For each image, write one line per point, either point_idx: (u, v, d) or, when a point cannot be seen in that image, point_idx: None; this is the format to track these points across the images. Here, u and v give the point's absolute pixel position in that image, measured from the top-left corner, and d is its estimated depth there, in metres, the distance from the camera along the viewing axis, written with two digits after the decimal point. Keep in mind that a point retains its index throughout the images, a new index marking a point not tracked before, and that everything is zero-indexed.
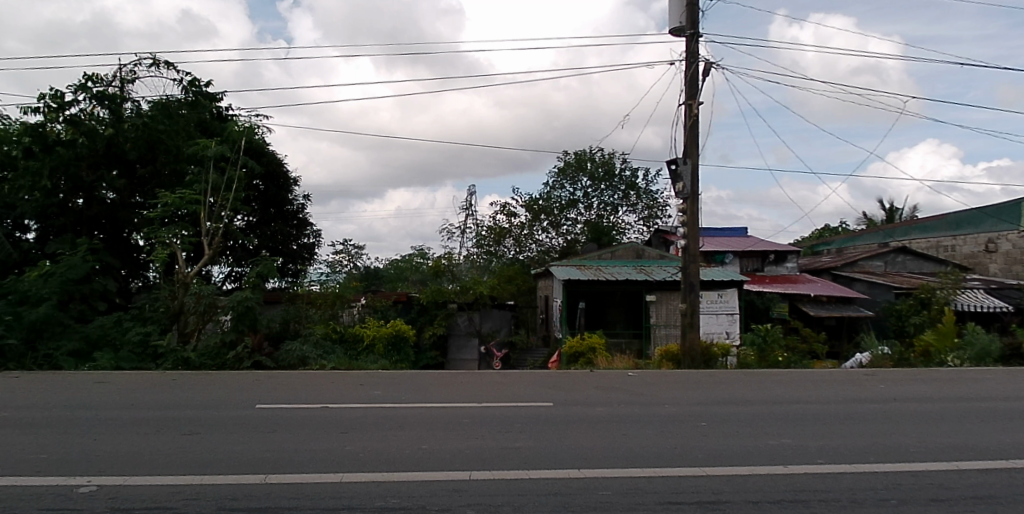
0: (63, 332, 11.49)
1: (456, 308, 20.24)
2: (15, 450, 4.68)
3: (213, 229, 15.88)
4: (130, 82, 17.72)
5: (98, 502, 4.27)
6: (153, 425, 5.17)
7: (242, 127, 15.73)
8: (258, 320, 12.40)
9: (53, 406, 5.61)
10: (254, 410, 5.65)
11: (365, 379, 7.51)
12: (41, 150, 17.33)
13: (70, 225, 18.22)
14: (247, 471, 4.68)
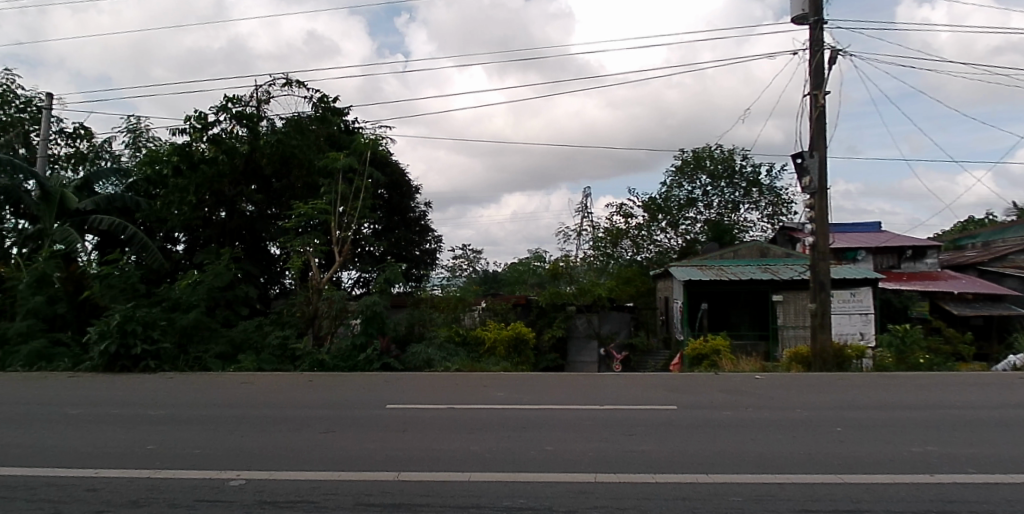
0: (211, 337, 12.45)
1: (575, 310, 19.96)
2: (173, 444, 5.03)
3: (344, 238, 16.35)
4: (266, 102, 18.66)
5: (247, 495, 4.57)
6: (293, 423, 5.49)
7: (369, 139, 15.97)
8: (387, 323, 12.62)
9: (206, 404, 6.07)
10: (388, 409, 5.90)
11: (488, 381, 7.72)
12: (187, 168, 18.04)
13: (216, 236, 18.97)
14: (382, 468, 4.90)
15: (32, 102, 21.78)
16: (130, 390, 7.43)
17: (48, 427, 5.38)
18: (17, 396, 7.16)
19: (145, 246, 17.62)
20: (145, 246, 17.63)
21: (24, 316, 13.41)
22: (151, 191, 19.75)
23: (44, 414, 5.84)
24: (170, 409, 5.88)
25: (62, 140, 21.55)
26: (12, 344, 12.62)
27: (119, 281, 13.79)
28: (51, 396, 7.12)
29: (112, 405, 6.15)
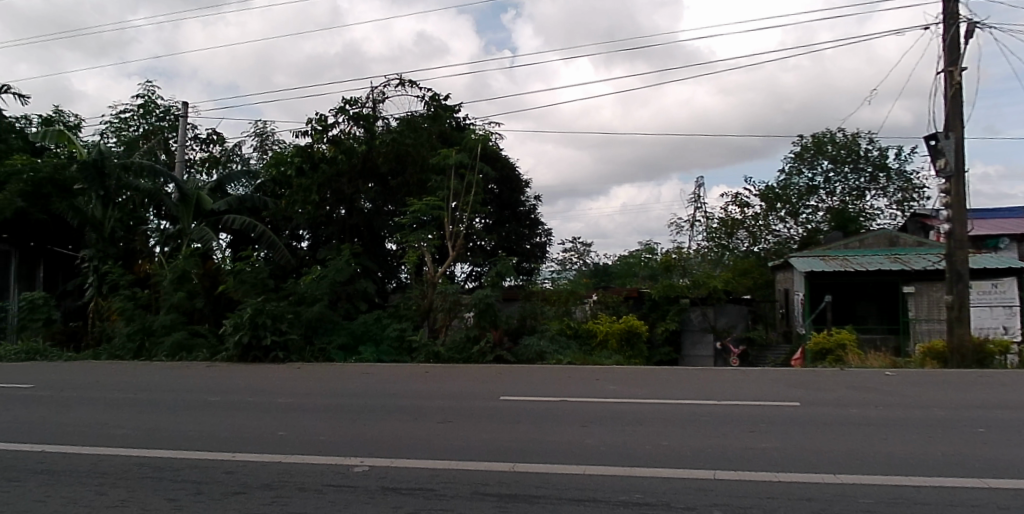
0: (335, 329, 13.59)
1: (689, 303, 18.96)
2: (301, 431, 5.31)
3: (455, 231, 17.21)
4: (381, 101, 19.30)
5: (372, 482, 4.76)
6: (411, 413, 5.69)
7: (479, 136, 16.54)
8: (499, 316, 13.25)
9: (332, 394, 6.40)
10: (504, 400, 6.04)
11: (599, 374, 7.74)
12: (309, 167, 19.52)
13: (337, 233, 19.45)
14: (498, 459, 4.98)
15: (169, 111, 23.49)
16: (269, 380, 7.94)
17: (193, 413, 5.78)
18: (164, 383, 7.84)
19: (273, 244, 18.63)
20: (274, 243, 18.68)
21: (167, 310, 14.87)
22: (278, 192, 20.89)
23: (187, 400, 6.33)
24: (299, 398, 6.22)
25: (196, 145, 23.10)
26: (158, 335, 14.24)
27: (250, 277, 14.40)
28: (198, 383, 7.70)
29: (251, 395, 6.57)
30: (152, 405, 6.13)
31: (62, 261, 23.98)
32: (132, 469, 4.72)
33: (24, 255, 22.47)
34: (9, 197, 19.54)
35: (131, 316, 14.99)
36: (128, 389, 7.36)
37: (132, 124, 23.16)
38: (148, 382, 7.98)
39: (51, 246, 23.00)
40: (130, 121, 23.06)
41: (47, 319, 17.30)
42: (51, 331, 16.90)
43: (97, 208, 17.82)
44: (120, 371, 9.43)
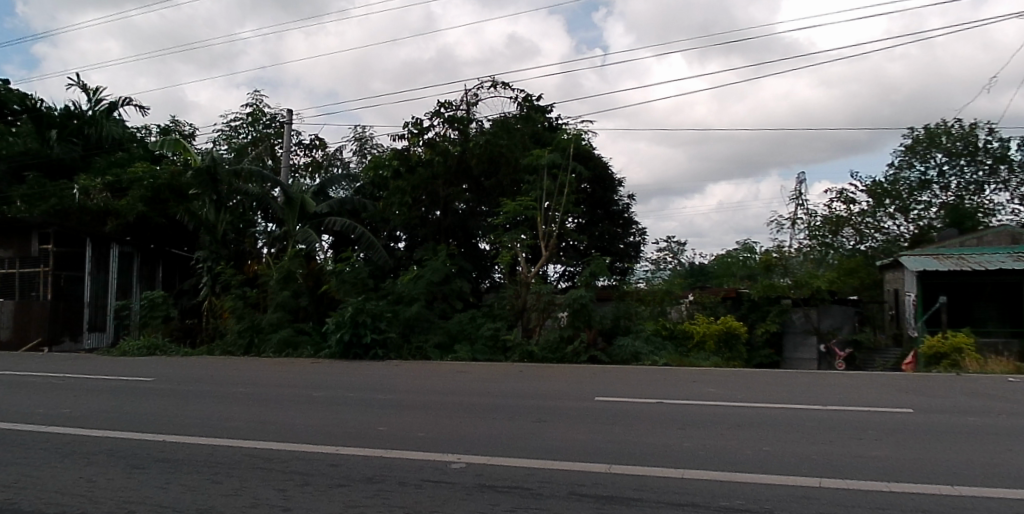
0: (430, 327, 14.19)
1: (791, 303, 17.64)
2: (401, 427, 5.45)
3: (549, 232, 17.14)
4: (474, 103, 19.63)
5: (469, 478, 4.83)
6: (507, 411, 5.78)
7: (571, 135, 16.84)
8: (593, 316, 13.45)
9: (433, 391, 6.62)
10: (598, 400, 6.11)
11: (695, 377, 7.74)
12: (405, 170, 19.63)
13: (432, 234, 19.93)
14: (594, 460, 4.97)
15: (275, 118, 24.44)
16: (375, 377, 8.26)
17: (300, 407, 6.06)
18: (273, 379, 8.31)
19: (371, 244, 19.22)
20: (372, 244, 19.27)
21: (275, 308, 15.82)
22: (377, 195, 21.33)
23: (294, 395, 6.70)
24: (400, 394, 6.44)
25: (301, 151, 24.11)
26: (266, 332, 15.30)
27: (351, 278, 15.61)
28: (306, 380, 8.07)
29: (356, 391, 6.84)
30: (270, 398, 6.51)
31: (177, 262, 24.21)
32: (243, 459, 4.96)
33: (145, 256, 22.74)
34: (134, 203, 21.00)
35: (241, 314, 15.92)
36: (243, 383, 7.82)
37: (241, 131, 24.47)
38: (261, 377, 8.44)
39: (169, 247, 23.36)
40: (240, 128, 24.35)
41: (166, 316, 17.91)
42: (169, 327, 17.99)
43: (209, 212, 18.19)
44: (235, 367, 10.04)
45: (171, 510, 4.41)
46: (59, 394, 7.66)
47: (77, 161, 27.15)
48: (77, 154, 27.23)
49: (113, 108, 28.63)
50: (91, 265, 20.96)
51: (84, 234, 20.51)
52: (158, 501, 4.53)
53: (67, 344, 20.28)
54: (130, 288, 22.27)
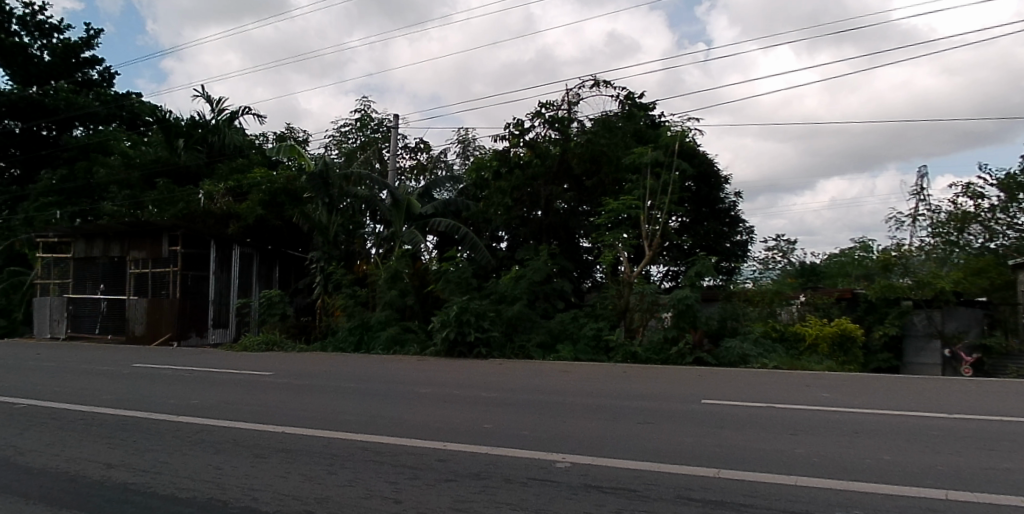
0: (533, 327, 14.86)
1: (912, 305, 16.47)
2: (507, 424, 5.56)
3: (652, 231, 16.96)
4: (576, 103, 19.69)
5: (574, 478, 4.84)
6: (612, 412, 5.84)
7: (675, 132, 16.62)
8: (698, 318, 13.56)
9: (544, 391, 6.89)
10: (704, 404, 6.13)
11: (805, 383, 7.72)
12: (505, 170, 20.04)
13: (534, 233, 20.10)
14: (701, 465, 4.92)
15: (382, 123, 25.21)
16: (487, 377, 8.49)
17: (411, 403, 6.29)
18: (389, 375, 8.72)
19: (474, 245, 19.32)
20: (475, 244, 19.47)
21: (383, 307, 17.12)
22: (478, 195, 21.50)
23: (402, 391, 7.02)
24: (509, 394, 6.63)
25: (406, 154, 24.97)
26: (374, 330, 16.60)
27: (454, 278, 16.40)
28: (415, 378, 8.35)
29: (466, 389, 7.08)
30: (389, 394, 6.83)
31: (293, 262, 24.83)
32: (357, 452, 5.15)
33: (263, 257, 23.76)
34: (253, 207, 22.61)
35: (351, 312, 17.77)
36: (355, 380, 8.20)
37: (351, 137, 25.47)
38: (373, 374, 8.81)
39: (284, 248, 24.18)
40: (349, 133, 25.35)
41: (282, 315, 18.89)
42: (287, 325, 18.91)
43: (323, 214, 19.73)
44: (354, 364, 10.56)
45: (291, 498, 4.64)
46: (195, 386, 8.32)
47: (201, 168, 28.82)
48: (203, 160, 29.04)
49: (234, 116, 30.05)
50: (214, 266, 22.03)
51: (208, 236, 21.69)
52: (279, 489, 4.77)
53: (194, 339, 21.60)
54: (250, 288, 23.31)
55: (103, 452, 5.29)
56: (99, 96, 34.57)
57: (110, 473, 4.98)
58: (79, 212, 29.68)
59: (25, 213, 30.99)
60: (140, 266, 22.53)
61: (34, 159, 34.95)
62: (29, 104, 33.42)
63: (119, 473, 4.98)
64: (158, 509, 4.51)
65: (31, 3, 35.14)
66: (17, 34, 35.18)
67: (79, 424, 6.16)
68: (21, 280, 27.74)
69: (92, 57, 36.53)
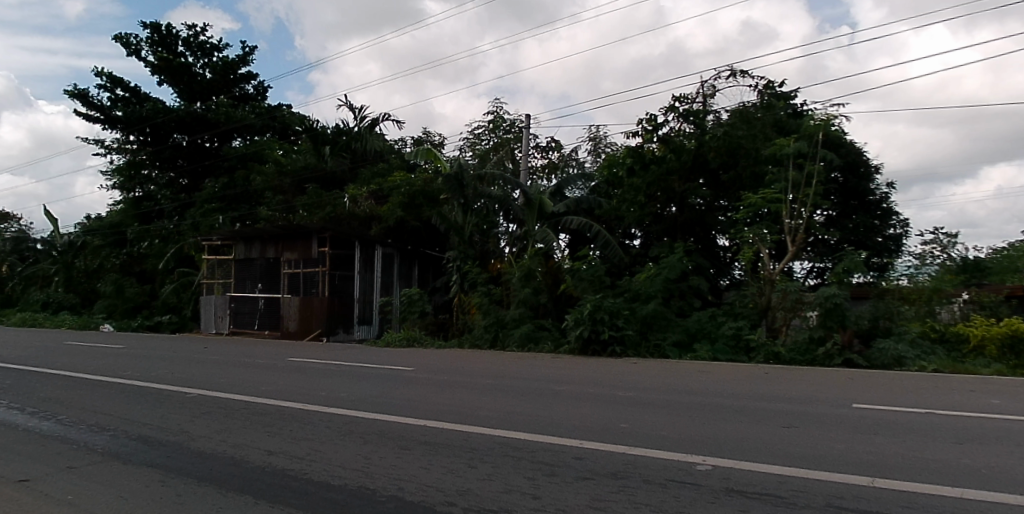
0: (668, 326, 15.32)
1: None
2: (645, 424, 5.65)
3: (796, 226, 16.40)
4: (712, 95, 19.36)
5: (716, 482, 4.69)
6: (754, 417, 5.78)
7: (819, 121, 15.96)
8: (848, 317, 13.46)
9: (693, 393, 7.11)
10: (854, 409, 5.96)
11: (973, 388, 7.28)
12: (639, 167, 19.57)
13: (667, 230, 19.77)
14: (853, 473, 4.66)
15: (514, 123, 25.49)
16: (635, 380, 8.62)
17: (553, 403, 6.54)
18: (547, 375, 9.30)
19: (607, 243, 19.57)
20: (608, 243, 19.71)
21: (518, 305, 17.94)
22: (611, 192, 21.44)
23: (543, 389, 7.52)
24: (653, 396, 6.91)
25: (537, 153, 25.35)
26: (509, 327, 17.42)
27: (588, 275, 17.35)
28: (554, 381, 8.56)
29: (612, 389, 7.40)
30: (540, 396, 7.20)
31: (432, 261, 26.55)
32: (495, 447, 5.28)
33: (403, 257, 25.10)
34: (394, 209, 23.59)
35: (487, 310, 18.31)
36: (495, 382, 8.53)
37: (484, 138, 25.88)
38: (512, 377, 9.14)
39: (423, 248, 25.65)
40: (482, 135, 25.84)
41: (422, 312, 20.37)
42: (425, 322, 20.38)
43: (459, 215, 20.84)
44: (511, 365, 10.91)
45: (434, 489, 4.75)
46: (358, 380, 9.06)
47: (346, 172, 30.48)
48: (347, 165, 30.51)
49: (374, 123, 31.73)
50: (360, 265, 23.74)
51: (354, 237, 23.28)
52: (423, 480, 4.92)
53: (341, 334, 23.11)
54: (392, 286, 24.79)
55: (265, 441, 5.75)
56: (254, 108, 37.42)
57: (271, 459, 5.40)
58: (239, 217, 32.79)
59: (193, 219, 34.19)
60: (292, 267, 24.11)
61: (199, 169, 38.26)
62: (194, 119, 36.48)
63: (277, 460, 5.37)
64: (312, 495, 4.78)
65: (193, 26, 38.40)
66: (183, 54, 38.61)
67: (250, 416, 6.85)
68: (189, 280, 30.39)
69: (247, 72, 39.43)
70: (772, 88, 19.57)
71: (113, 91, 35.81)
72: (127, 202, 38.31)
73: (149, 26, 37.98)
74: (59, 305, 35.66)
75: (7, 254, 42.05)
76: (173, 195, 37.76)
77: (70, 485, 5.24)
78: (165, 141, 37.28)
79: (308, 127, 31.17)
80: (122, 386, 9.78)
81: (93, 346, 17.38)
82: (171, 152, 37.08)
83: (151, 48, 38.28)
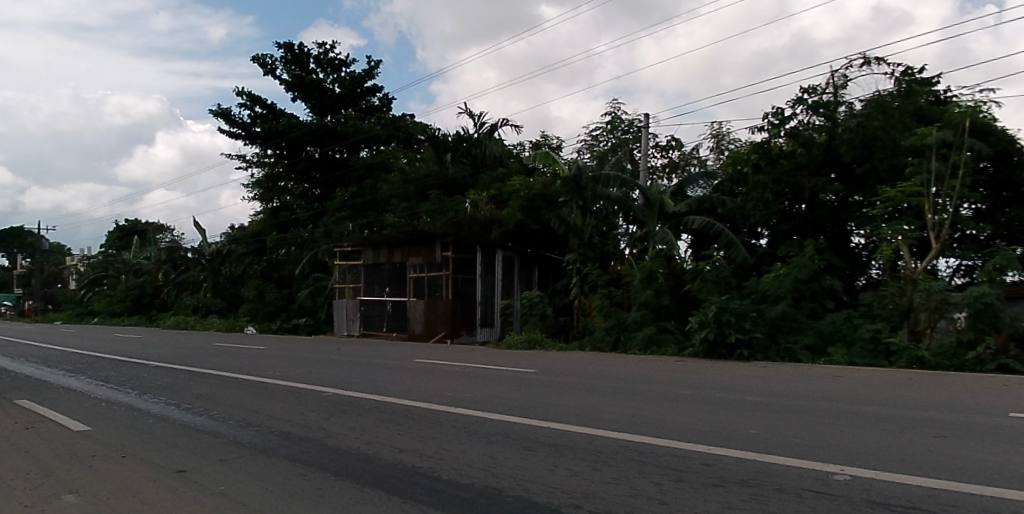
0: (799, 330, 14.84)
1: None
2: (777, 434, 5.52)
3: (940, 221, 15.29)
4: (843, 86, 18.73)
5: (856, 493, 4.42)
6: (897, 426, 5.49)
7: (965, 108, 15.03)
8: (1003, 319, 12.32)
9: (837, 400, 6.86)
10: (1009, 418, 5.53)
11: None
12: (766, 164, 19.34)
13: (798, 228, 19.06)
14: (1012, 488, 4.26)
15: (633, 123, 25.36)
16: (775, 385, 8.42)
17: (683, 413, 6.53)
18: (693, 381, 9.34)
19: (731, 243, 19.28)
20: (732, 243, 19.36)
21: (639, 307, 17.89)
22: (736, 191, 21.22)
23: (683, 399, 7.56)
24: (791, 404, 6.75)
25: (658, 153, 25.15)
26: (631, 330, 17.38)
27: (713, 276, 17.17)
28: (683, 388, 8.51)
29: (752, 399, 7.29)
30: (671, 404, 7.20)
31: (551, 264, 26.71)
32: (621, 453, 5.29)
33: (524, 260, 25.57)
34: (514, 213, 23.99)
35: (608, 313, 18.45)
36: (621, 389, 8.60)
37: (603, 140, 25.79)
38: (636, 382, 9.20)
39: (543, 251, 25.89)
40: (601, 136, 25.72)
41: (542, 314, 20.77)
42: (546, 324, 20.83)
43: (578, 217, 20.94)
44: (649, 369, 11.09)
45: (560, 491, 4.77)
46: (495, 383, 9.43)
47: (467, 178, 31.51)
48: (468, 171, 31.66)
49: (493, 128, 32.46)
50: (482, 269, 24.46)
51: (476, 242, 24.03)
52: (547, 481, 4.97)
53: (465, 336, 23.97)
54: (513, 289, 25.28)
55: (397, 440, 6.07)
56: (380, 119, 39.22)
57: (402, 456, 5.65)
58: (367, 223, 34.63)
59: (326, 227, 36.62)
60: (417, 271, 25.29)
61: (331, 179, 40.67)
62: (325, 131, 38.78)
63: (407, 458, 5.61)
64: (441, 491, 4.93)
65: (323, 44, 40.89)
66: (314, 71, 41.18)
67: (385, 416, 7.26)
68: (322, 284, 32.44)
69: (372, 84, 41.48)
70: (912, 75, 18.29)
71: (252, 108, 38.63)
72: (266, 212, 41.28)
73: (283, 45, 40.80)
74: (208, 308, 39.26)
75: (162, 263, 46.24)
76: (307, 204, 40.50)
77: (220, 475, 5.69)
78: (300, 154, 39.74)
79: (432, 136, 32.47)
80: (267, 385, 10.52)
81: (235, 347, 18.93)
82: (304, 163, 39.60)
83: (285, 66, 41.05)
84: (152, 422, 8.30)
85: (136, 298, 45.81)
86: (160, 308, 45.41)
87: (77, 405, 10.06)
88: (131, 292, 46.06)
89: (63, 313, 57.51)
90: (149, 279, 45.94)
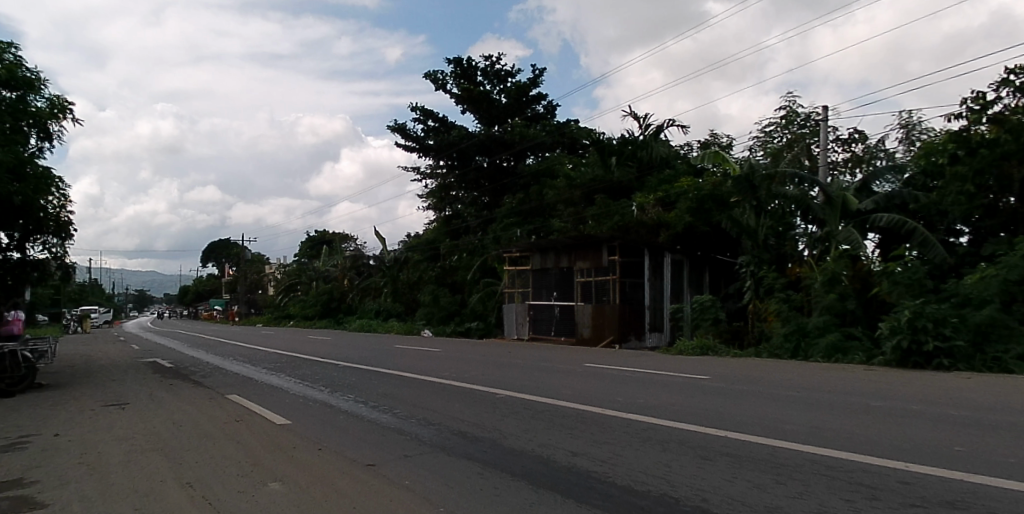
0: (1011, 336, 12.91)
1: None
2: (989, 453, 4.96)
3: None
4: None
5: None
6: None
7: None
8: None
9: None
10: None
11: None
12: (965, 153, 16.91)
13: (1007, 224, 16.73)
14: None
15: (810, 116, 23.65)
16: (972, 398, 7.53)
17: (873, 428, 6.11)
18: (879, 393, 8.62)
19: (925, 241, 17.30)
20: (926, 241, 17.38)
21: (821, 312, 16.66)
22: (932, 184, 19.07)
23: (868, 412, 7.08)
24: (999, 420, 6.06)
25: (839, 147, 23.21)
26: (812, 336, 16.22)
27: (904, 279, 15.51)
28: (869, 399, 7.94)
29: (949, 414, 6.63)
30: (855, 417, 6.77)
31: (722, 268, 25.59)
32: (803, 468, 5.08)
33: (693, 263, 24.84)
34: (681, 215, 23.54)
35: (787, 318, 17.39)
36: (796, 399, 8.20)
37: (777, 135, 24.31)
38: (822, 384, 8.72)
39: (714, 253, 24.99)
40: (773, 132, 24.25)
41: (714, 319, 20.24)
42: (719, 329, 20.11)
43: (751, 217, 19.83)
44: (829, 378, 10.42)
45: (740, 503, 4.67)
46: (661, 390, 9.44)
47: (632, 181, 31.23)
48: (633, 174, 31.33)
49: (658, 130, 31.93)
50: (650, 273, 24.20)
51: (642, 245, 23.83)
52: (727, 492, 4.88)
53: (633, 341, 23.89)
54: (682, 293, 24.69)
55: (571, 444, 6.33)
56: (545, 126, 40.20)
57: (575, 461, 5.88)
58: (535, 230, 35.67)
59: (495, 233, 38.32)
60: (585, 275, 25.58)
61: (499, 187, 42.34)
62: (493, 141, 40.60)
63: (582, 462, 5.83)
64: (616, 497, 5.05)
65: (490, 57, 42.90)
66: (482, 83, 43.32)
67: (555, 419, 7.59)
68: (492, 290, 34.00)
69: (537, 93, 42.73)
70: None
71: (426, 122, 41.59)
72: (441, 221, 44.06)
73: (453, 61, 43.38)
74: (388, 312, 42.73)
75: (347, 270, 50.88)
76: (478, 212, 42.58)
77: (406, 470, 6.33)
78: (470, 164, 41.89)
79: (596, 140, 32.67)
80: (444, 386, 11.39)
81: (415, 350, 20.51)
82: (475, 173, 41.68)
83: (456, 80, 43.58)
84: (342, 419, 9.30)
85: (325, 302, 50.83)
86: (346, 312, 50.09)
87: (282, 400, 11.59)
88: (322, 296, 51.29)
89: (265, 316, 65.40)
90: (336, 284, 50.89)
